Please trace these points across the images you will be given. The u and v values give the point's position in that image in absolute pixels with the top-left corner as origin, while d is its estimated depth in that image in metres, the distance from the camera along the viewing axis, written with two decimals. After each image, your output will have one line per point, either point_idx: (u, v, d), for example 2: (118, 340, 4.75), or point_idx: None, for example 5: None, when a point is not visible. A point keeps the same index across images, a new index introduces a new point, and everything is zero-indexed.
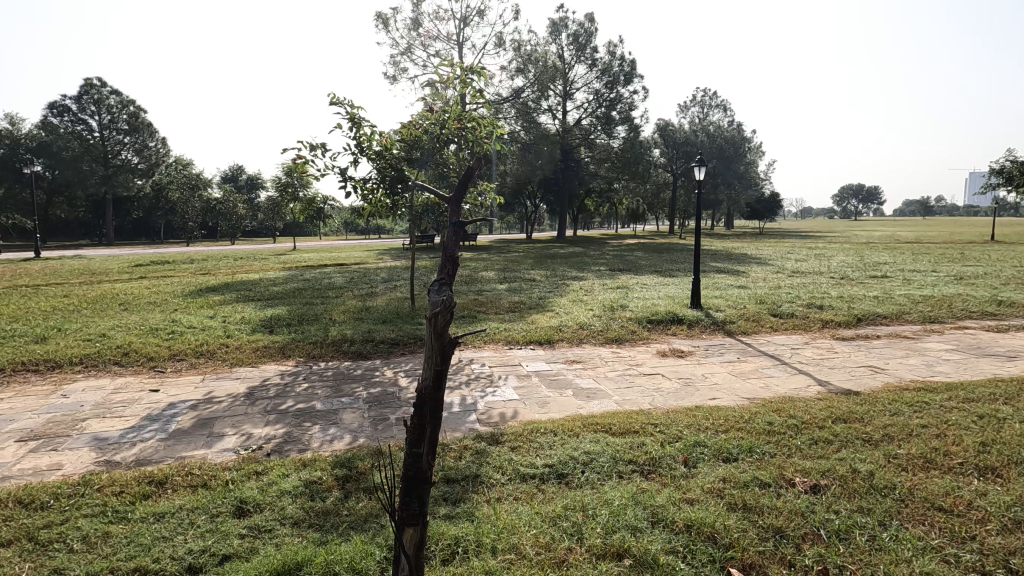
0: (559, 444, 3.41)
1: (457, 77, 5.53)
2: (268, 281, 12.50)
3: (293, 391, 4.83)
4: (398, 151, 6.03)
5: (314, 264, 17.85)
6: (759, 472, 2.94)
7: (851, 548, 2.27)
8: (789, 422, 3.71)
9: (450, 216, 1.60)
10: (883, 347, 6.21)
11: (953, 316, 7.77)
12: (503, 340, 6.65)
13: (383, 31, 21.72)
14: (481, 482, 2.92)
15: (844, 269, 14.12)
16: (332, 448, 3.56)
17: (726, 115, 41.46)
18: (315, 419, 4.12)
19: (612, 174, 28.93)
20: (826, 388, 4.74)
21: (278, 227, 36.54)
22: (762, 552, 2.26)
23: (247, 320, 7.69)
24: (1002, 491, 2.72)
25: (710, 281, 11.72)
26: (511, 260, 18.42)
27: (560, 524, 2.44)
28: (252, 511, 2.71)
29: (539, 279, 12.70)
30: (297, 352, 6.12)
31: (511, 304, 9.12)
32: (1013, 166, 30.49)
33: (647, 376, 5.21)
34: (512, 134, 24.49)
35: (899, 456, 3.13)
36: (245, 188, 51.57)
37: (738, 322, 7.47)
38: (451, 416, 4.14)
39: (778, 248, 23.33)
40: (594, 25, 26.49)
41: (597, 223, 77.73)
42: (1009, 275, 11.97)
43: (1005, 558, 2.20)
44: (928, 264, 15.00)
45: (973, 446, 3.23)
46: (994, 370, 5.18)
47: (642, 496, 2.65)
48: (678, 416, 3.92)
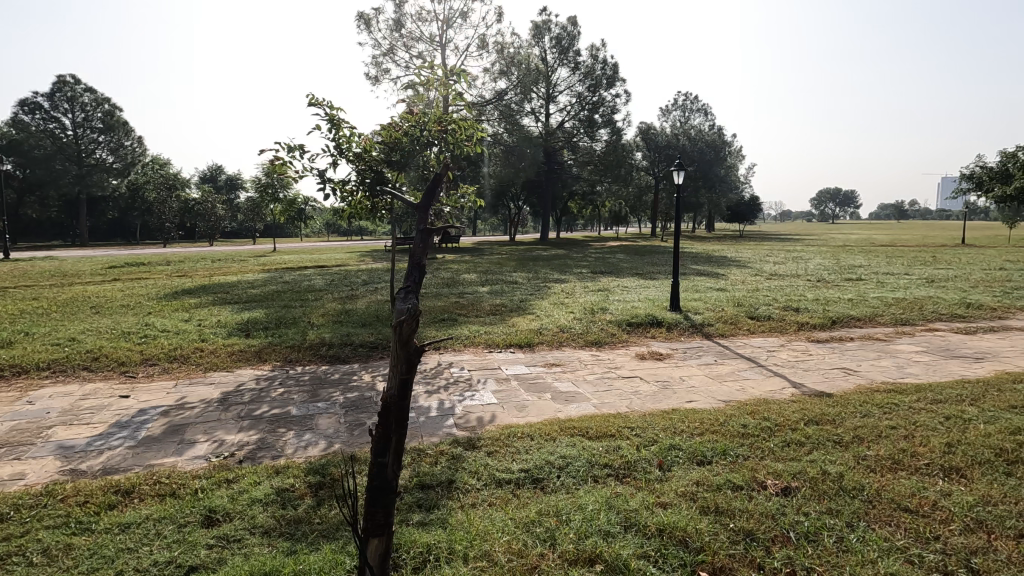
0: (535, 449, 3.41)
1: (438, 80, 5.47)
2: (246, 284, 12.30)
3: (269, 396, 4.76)
4: (378, 153, 5.92)
5: (295, 266, 17.62)
6: (732, 475, 2.97)
7: (819, 550, 2.31)
8: (763, 424, 3.76)
9: (417, 231, 1.65)
10: (856, 349, 6.34)
11: (924, 318, 7.96)
12: (483, 343, 6.65)
13: (365, 32, 21.64)
14: (455, 488, 2.90)
15: (819, 272, 14.42)
16: (306, 454, 3.52)
17: (707, 119, 41.88)
18: (290, 424, 4.07)
19: (594, 177, 29.11)
20: (800, 390, 4.82)
21: (258, 228, 36.18)
22: (732, 554, 2.28)
23: (224, 323, 7.57)
24: (965, 490, 2.79)
25: (690, 284, 11.82)
26: (494, 262, 18.44)
27: (533, 529, 2.44)
28: (221, 521, 2.65)
29: (521, 282, 12.70)
30: (274, 356, 6.03)
31: (492, 307, 9.10)
32: (984, 171, 31.92)
33: (625, 379, 5.24)
34: (495, 136, 24.48)
35: (868, 457, 3.19)
36: (224, 188, 50.89)
37: (717, 325, 7.56)
38: (428, 420, 4.11)
39: (758, 251, 23.74)
40: (576, 28, 26.64)
41: (580, 227, 77.91)
42: (977, 278, 12.34)
43: (966, 557, 2.25)
44: (900, 267, 15.42)
45: (939, 446, 3.31)
46: (962, 371, 5.32)
47: (616, 500, 2.67)
48: (654, 419, 3.95)
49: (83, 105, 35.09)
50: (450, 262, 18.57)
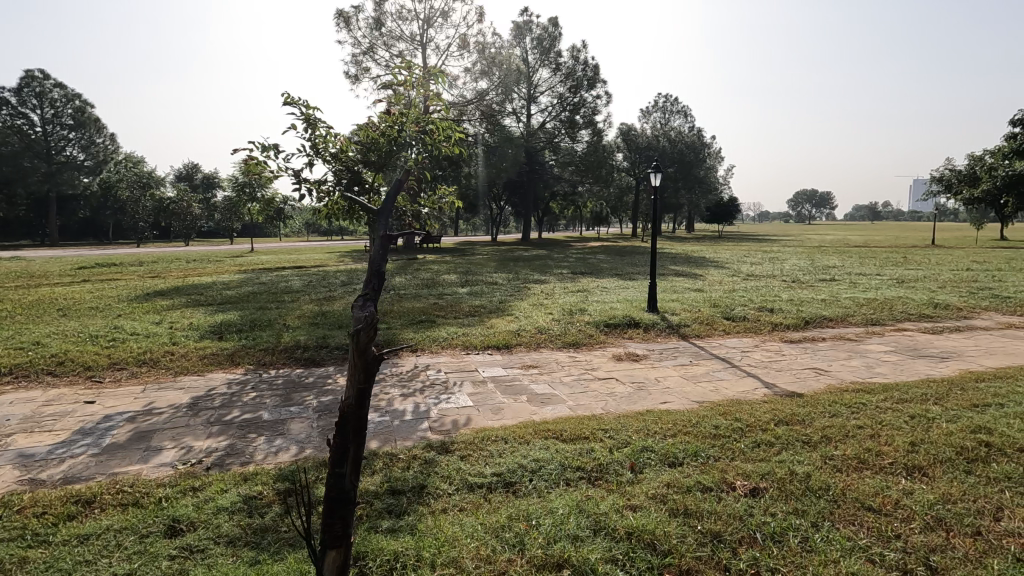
0: (508, 452, 3.39)
1: (414, 80, 5.38)
2: (221, 285, 12.06)
3: (241, 400, 4.68)
4: (355, 154, 5.77)
5: (271, 267, 17.31)
6: (702, 477, 2.99)
7: (784, 550, 2.34)
8: (734, 425, 3.81)
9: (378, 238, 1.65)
10: (828, 349, 6.47)
11: (893, 318, 8.14)
12: (460, 346, 6.62)
13: (344, 30, 21.47)
14: (427, 493, 2.88)
15: (794, 272, 14.69)
16: (277, 460, 3.46)
17: (687, 121, 42.25)
18: (261, 430, 4.00)
19: (576, 178, 29.21)
20: (772, 390, 4.90)
21: (236, 227, 35.84)
22: (698, 557, 2.30)
23: (196, 326, 7.43)
24: (926, 489, 2.85)
25: (668, 285, 11.89)
26: (474, 262, 18.49)
27: (502, 535, 2.43)
28: (185, 530, 2.60)
29: (501, 283, 12.61)
30: (247, 360, 5.94)
31: (471, 308, 9.07)
32: (952, 175, 33.26)
33: (601, 381, 5.25)
34: (477, 136, 24.40)
35: (835, 458, 3.24)
36: (201, 187, 50.03)
37: (692, 326, 7.63)
38: (403, 424, 4.08)
39: (736, 251, 24.04)
40: (558, 29, 26.73)
41: (561, 227, 77.91)
42: (945, 279, 12.67)
43: (926, 555, 2.30)
44: (872, 266, 15.82)
45: (903, 445, 3.39)
46: (927, 371, 5.46)
47: (587, 505, 2.67)
48: (628, 422, 3.96)
49: (53, 101, 34.25)
50: (430, 262, 18.59)
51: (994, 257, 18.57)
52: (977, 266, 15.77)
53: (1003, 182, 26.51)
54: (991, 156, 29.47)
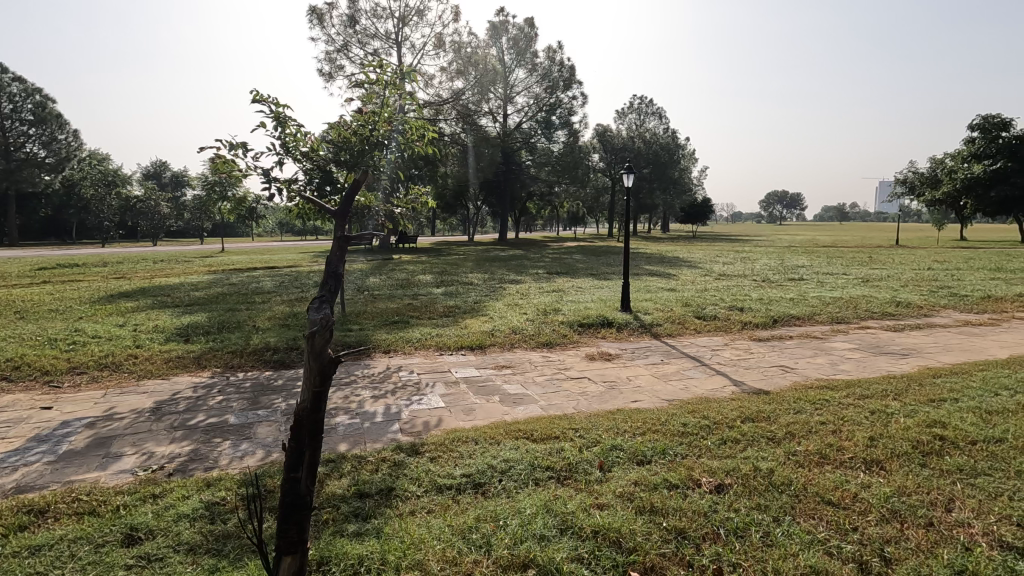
0: (479, 452, 3.39)
1: (386, 77, 5.24)
2: (189, 286, 11.78)
3: (206, 404, 4.57)
4: (326, 152, 5.52)
5: (241, 266, 16.98)
6: (669, 474, 3.04)
7: (745, 545, 2.38)
8: (702, 423, 3.86)
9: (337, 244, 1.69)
10: (794, 347, 6.61)
11: (857, 316, 8.36)
12: (434, 347, 6.58)
13: (318, 27, 21.18)
14: (394, 496, 2.86)
15: (764, 271, 14.99)
16: (242, 464, 3.39)
17: (662, 122, 42.72)
18: (226, 434, 3.92)
19: (552, 178, 29.28)
20: (740, 388, 4.98)
21: (207, 226, 35.08)
22: (663, 554, 2.33)
23: (162, 328, 7.22)
24: (883, 482, 2.94)
25: (642, 284, 12.01)
26: (450, 262, 18.48)
27: (468, 536, 2.43)
28: (143, 538, 2.53)
29: (477, 283, 12.60)
30: (214, 362, 5.81)
31: (445, 308, 9.03)
32: (914, 176, 34.33)
33: (573, 381, 5.28)
34: (453, 135, 24.27)
35: (798, 454, 3.31)
36: (169, 186, 48.79)
37: (664, 325, 7.73)
38: (374, 425, 4.05)
39: (709, 250, 24.42)
40: (533, 29, 26.79)
41: (538, 228, 78.03)
42: (907, 278, 13.11)
43: (881, 547, 2.37)
44: (840, 267, 16.13)
45: (863, 440, 3.49)
46: (889, 368, 5.63)
47: (554, 504, 2.68)
48: (598, 420, 3.99)
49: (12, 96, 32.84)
50: (405, 262, 18.54)
51: (954, 257, 19.18)
52: (938, 265, 16.32)
53: (963, 184, 27.50)
54: (950, 159, 30.61)
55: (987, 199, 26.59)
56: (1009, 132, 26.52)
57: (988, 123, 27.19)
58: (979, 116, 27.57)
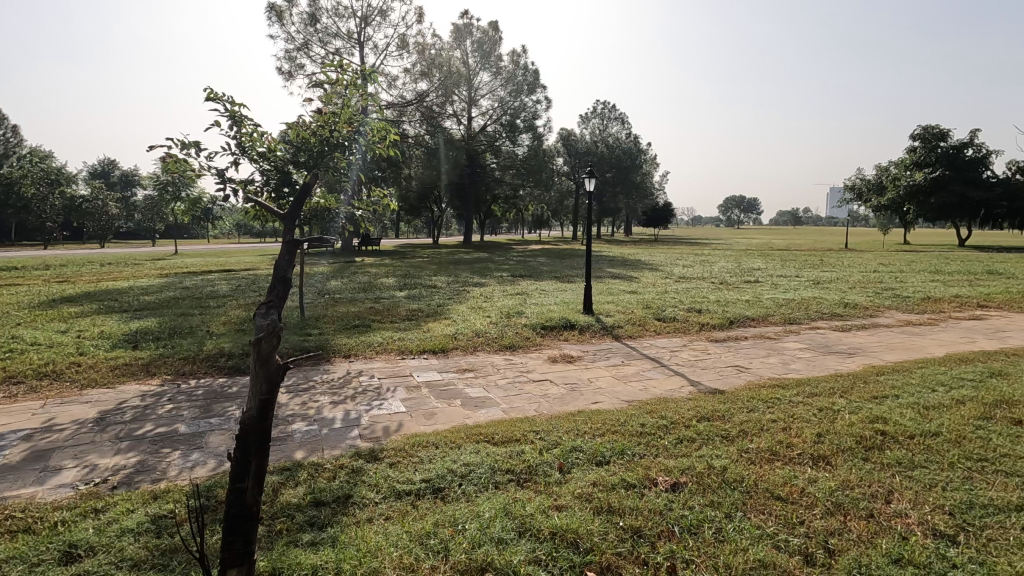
0: (439, 457, 3.37)
1: (346, 77, 5.10)
2: (139, 290, 11.30)
3: (155, 413, 4.39)
4: (283, 153, 5.33)
5: (196, 269, 16.39)
6: (626, 474, 3.08)
7: (699, 541, 2.45)
8: (660, 422, 3.95)
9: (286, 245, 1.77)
10: (749, 348, 6.83)
11: (809, 318, 8.69)
12: (396, 350, 6.50)
13: (277, 24, 20.70)
14: (352, 503, 2.81)
15: (722, 274, 15.42)
16: (192, 475, 3.26)
17: (624, 127, 43.45)
18: (176, 444, 3.77)
19: (517, 182, 29.42)
20: (697, 388, 5.12)
21: (158, 227, 33.78)
22: (619, 553, 2.36)
23: (108, 334, 6.91)
24: (829, 476, 3.06)
25: (604, 287, 12.17)
26: (414, 265, 18.32)
27: (426, 541, 2.41)
28: (83, 556, 2.41)
29: (440, 286, 12.52)
30: (164, 369, 5.59)
31: (408, 312, 8.95)
32: (860, 183, 35.99)
33: (535, 383, 5.31)
34: (416, 137, 24.06)
35: (750, 451, 3.42)
36: (118, 185, 46.68)
37: (626, 327, 7.86)
38: (332, 432, 3.96)
39: (670, 254, 24.93)
40: (497, 33, 26.86)
41: (504, 230, 78.11)
42: (855, 280, 13.71)
43: (825, 539, 2.47)
44: (793, 270, 16.73)
45: (811, 436, 3.63)
46: (836, 366, 5.88)
47: (513, 507, 2.70)
48: (559, 422, 4.03)
49: None
50: (368, 264, 18.31)
51: (898, 260, 20.17)
52: (884, 268, 17.07)
53: (908, 190, 28.94)
54: (894, 167, 32.26)
55: (928, 205, 28.16)
56: (947, 142, 28.15)
57: (928, 133, 28.80)
58: (920, 126, 29.14)
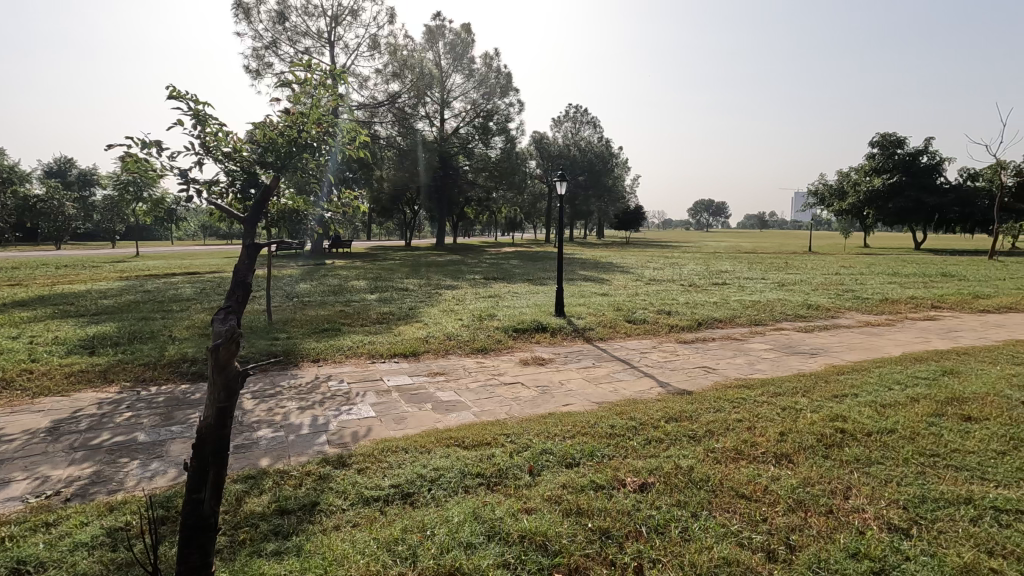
0: (408, 462, 3.34)
1: (315, 77, 5.02)
2: (97, 293, 10.86)
3: (112, 422, 4.23)
4: (251, 154, 5.22)
5: (158, 272, 15.89)
6: (596, 476, 3.11)
7: (665, 541, 2.48)
8: (629, 424, 3.99)
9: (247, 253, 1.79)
10: (716, 349, 6.97)
11: (773, 319, 8.92)
12: (366, 354, 6.42)
13: (244, 22, 20.28)
14: (319, 511, 2.76)
15: (691, 277, 15.69)
16: (150, 486, 3.15)
17: (596, 131, 43.91)
18: (135, 453, 3.65)
19: (489, 184, 29.40)
20: (666, 389, 5.19)
21: (118, 229, 32.61)
22: (587, 554, 2.38)
23: (63, 340, 6.63)
24: (791, 474, 3.15)
25: (576, 290, 12.26)
26: (386, 268, 18.13)
27: (394, 548, 2.38)
28: (33, 573, 2.31)
29: (412, 289, 12.40)
30: (122, 376, 5.40)
31: (379, 315, 8.85)
32: (822, 188, 37.18)
33: (507, 386, 5.31)
34: (388, 139, 23.84)
35: (716, 450, 3.49)
36: (75, 185, 44.71)
37: (597, 329, 7.93)
38: (299, 438, 3.89)
39: (641, 257, 25.29)
40: (470, 36, 26.83)
41: (478, 232, 77.88)
42: (817, 282, 14.14)
43: (786, 535, 2.54)
44: (759, 273, 17.17)
45: (774, 435, 3.72)
46: (799, 366, 6.05)
47: (482, 511, 2.69)
48: (530, 425, 4.04)
49: None
50: (338, 267, 18.02)
51: (858, 263, 20.90)
52: (845, 271, 17.64)
53: (868, 195, 29.98)
54: (854, 173, 33.45)
55: (886, 210, 29.33)
56: (904, 150, 29.33)
57: (887, 141, 29.93)
58: (878, 134, 30.23)
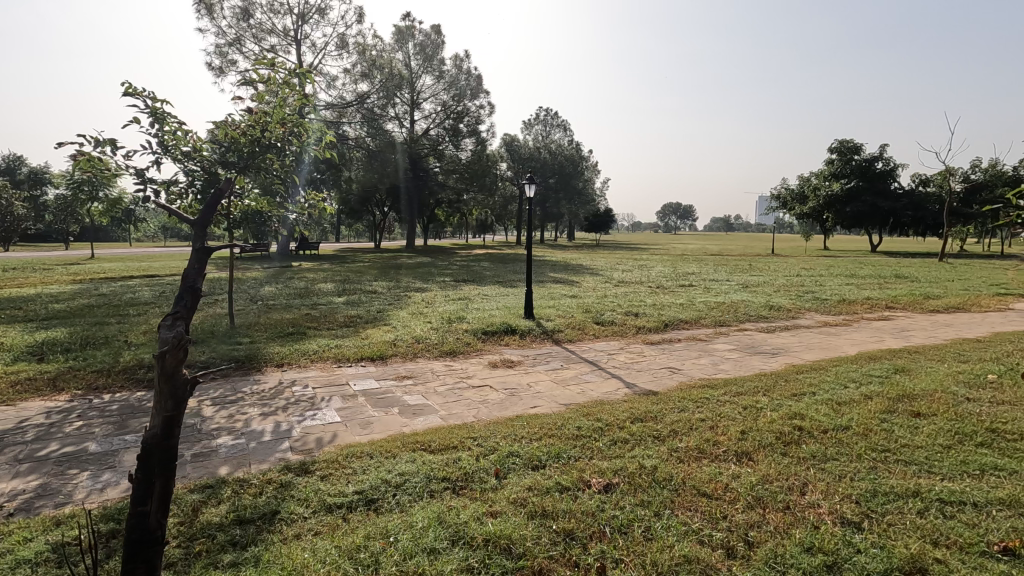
0: (373, 467, 3.30)
1: (278, 77, 4.88)
2: (48, 297, 10.43)
3: (61, 432, 4.05)
4: (212, 153, 5.03)
5: (115, 275, 15.35)
6: (561, 477, 3.13)
7: (628, 541, 2.51)
8: (595, 425, 4.02)
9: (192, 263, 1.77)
10: (682, 349, 7.11)
11: (737, 320, 9.15)
12: (332, 358, 6.31)
13: (207, 18, 19.75)
14: (280, 519, 2.70)
15: (658, 278, 15.99)
16: (101, 498, 3.03)
17: (567, 135, 44.28)
18: (86, 464, 3.50)
19: (460, 185, 29.32)
20: (632, 391, 5.26)
21: (72, 229, 31.32)
22: (551, 556, 2.40)
23: (8, 347, 6.32)
24: (751, 471, 3.23)
25: (546, 292, 12.31)
26: (354, 270, 17.93)
27: (356, 555, 2.35)
28: None
29: (381, 291, 12.28)
30: (73, 383, 5.17)
31: (346, 318, 8.71)
32: (783, 192, 38.23)
33: (475, 389, 5.28)
34: (357, 140, 23.53)
35: (679, 450, 3.55)
36: (26, 183, 42.75)
37: (565, 331, 7.98)
38: (261, 446, 3.80)
39: (611, 259, 25.56)
40: (440, 37, 26.72)
41: (449, 234, 77.53)
42: (779, 283, 14.60)
43: (745, 532, 2.60)
44: (724, 274, 17.62)
45: (736, 434, 3.80)
46: (761, 366, 6.21)
47: (447, 515, 2.67)
48: (498, 427, 4.04)
49: None
50: (306, 269, 17.73)
51: (818, 265, 21.62)
52: (805, 272, 18.23)
53: (828, 200, 30.94)
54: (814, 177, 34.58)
55: (845, 214, 30.42)
56: (860, 156, 30.36)
57: (844, 147, 30.87)
58: (835, 140, 31.21)
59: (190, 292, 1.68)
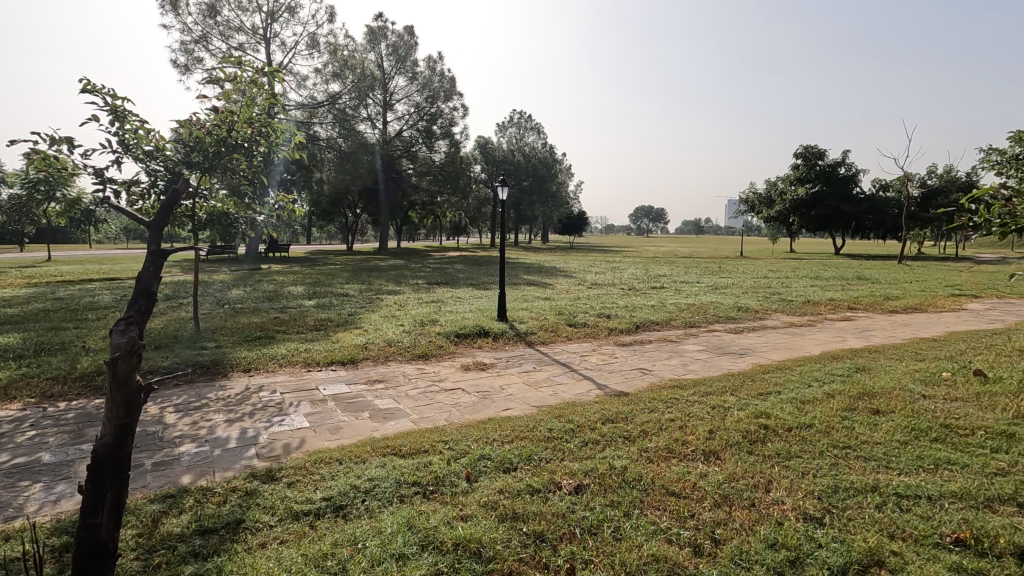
0: (342, 473, 3.24)
1: (246, 76, 4.76)
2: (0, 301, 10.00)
3: (13, 442, 3.88)
4: (174, 153, 4.88)
5: (73, 278, 14.77)
6: (532, 479, 3.13)
7: (598, 541, 2.53)
8: (567, 427, 4.04)
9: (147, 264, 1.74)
10: (653, 350, 7.20)
11: (707, 321, 9.32)
12: (301, 362, 6.20)
13: (171, 14, 19.23)
14: (244, 528, 2.63)
15: (630, 280, 16.19)
16: (54, 510, 2.91)
17: (540, 138, 44.54)
18: (39, 475, 3.36)
19: (433, 188, 29.23)
20: (604, 392, 5.30)
21: (26, 229, 29.99)
22: (521, 558, 2.40)
23: None
24: (718, 470, 3.29)
25: (519, 294, 12.33)
26: (324, 272, 17.66)
27: (322, 564, 2.30)
28: None
29: (352, 294, 12.12)
30: (27, 391, 4.97)
31: (316, 322, 8.56)
32: (751, 195, 39.14)
33: (447, 392, 5.25)
34: (329, 140, 23.21)
35: (649, 450, 3.59)
36: None
37: (538, 333, 8.00)
38: (225, 453, 3.70)
39: (583, 261, 25.76)
40: (413, 38, 26.54)
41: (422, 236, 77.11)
42: (748, 285, 14.94)
43: (712, 529, 2.65)
44: (694, 276, 17.95)
45: (704, 433, 3.87)
46: (729, 366, 6.34)
47: (416, 520, 2.65)
48: (469, 431, 4.01)
49: None
50: (275, 272, 17.40)
51: (783, 267, 22.21)
52: (772, 274, 18.70)
53: (793, 204, 31.78)
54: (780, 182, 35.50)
55: (810, 217, 31.34)
56: (824, 161, 31.26)
57: (809, 153, 31.73)
58: (801, 146, 32.06)
59: (145, 289, 1.67)
